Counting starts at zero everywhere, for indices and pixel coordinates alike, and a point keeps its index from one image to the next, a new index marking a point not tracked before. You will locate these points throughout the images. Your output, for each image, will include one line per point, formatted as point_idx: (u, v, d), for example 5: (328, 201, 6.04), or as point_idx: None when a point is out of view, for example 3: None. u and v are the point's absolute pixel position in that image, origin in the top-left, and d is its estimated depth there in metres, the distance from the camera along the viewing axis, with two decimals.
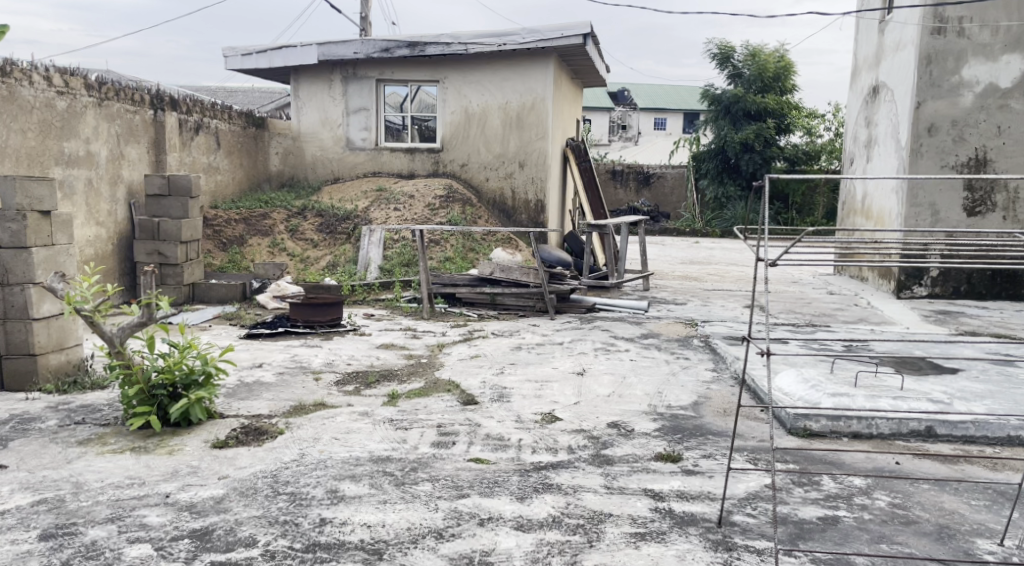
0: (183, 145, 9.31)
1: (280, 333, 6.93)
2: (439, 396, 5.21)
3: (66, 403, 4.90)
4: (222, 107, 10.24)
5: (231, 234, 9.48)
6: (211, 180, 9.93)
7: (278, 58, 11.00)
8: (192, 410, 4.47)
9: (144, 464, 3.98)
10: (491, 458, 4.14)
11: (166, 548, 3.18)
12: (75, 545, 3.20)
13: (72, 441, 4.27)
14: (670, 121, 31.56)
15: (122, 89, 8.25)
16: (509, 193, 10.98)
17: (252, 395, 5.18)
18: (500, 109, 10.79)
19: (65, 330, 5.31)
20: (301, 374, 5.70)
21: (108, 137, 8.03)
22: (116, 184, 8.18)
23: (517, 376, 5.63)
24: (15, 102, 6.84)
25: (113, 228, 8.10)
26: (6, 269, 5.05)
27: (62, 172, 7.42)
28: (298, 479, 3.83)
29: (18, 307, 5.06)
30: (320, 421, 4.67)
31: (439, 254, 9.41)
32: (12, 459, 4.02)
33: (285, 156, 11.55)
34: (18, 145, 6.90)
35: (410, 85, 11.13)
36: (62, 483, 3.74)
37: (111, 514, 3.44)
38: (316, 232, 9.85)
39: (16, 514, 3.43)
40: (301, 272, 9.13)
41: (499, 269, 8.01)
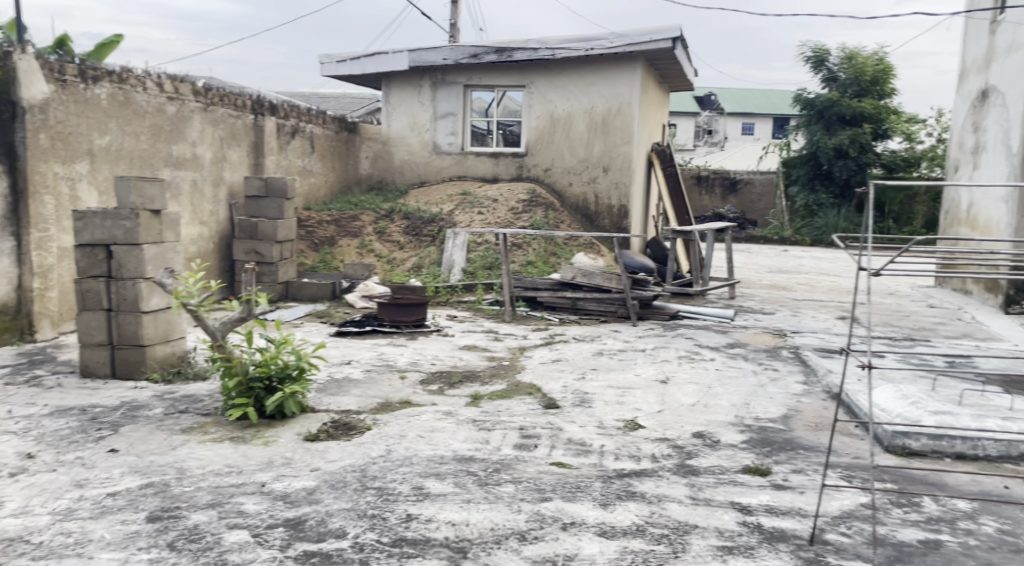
0: (281, 149, 9.70)
1: (367, 332, 7.11)
2: (521, 398, 5.25)
3: (170, 393, 5.16)
4: (318, 112, 10.61)
5: (323, 235, 9.80)
6: (305, 182, 10.30)
7: (370, 65, 11.33)
8: (286, 404, 4.66)
9: (242, 453, 4.16)
10: (573, 463, 4.14)
11: (261, 535, 3.29)
12: (179, 527, 3.33)
13: (176, 429, 4.49)
14: (759, 127, 30.84)
15: (226, 95, 8.66)
16: (592, 198, 10.90)
17: (340, 391, 5.33)
18: (585, 114, 10.77)
19: (171, 324, 5.60)
20: (388, 372, 5.84)
21: (213, 140, 8.43)
22: (219, 185, 8.57)
23: (600, 382, 5.60)
24: (131, 107, 7.27)
25: (214, 228, 8.49)
26: (120, 264, 5.37)
27: (170, 173, 7.83)
28: (385, 475, 3.93)
29: (129, 300, 5.36)
30: (406, 419, 4.77)
31: (521, 258, 9.50)
32: (123, 444, 4.26)
33: (374, 160, 11.87)
34: (131, 147, 7.31)
35: (496, 91, 11.25)
36: (168, 469, 3.94)
37: (211, 500, 3.60)
38: (403, 234, 10.04)
39: (126, 496, 3.63)
40: (387, 273, 9.34)
41: (581, 274, 7.94)
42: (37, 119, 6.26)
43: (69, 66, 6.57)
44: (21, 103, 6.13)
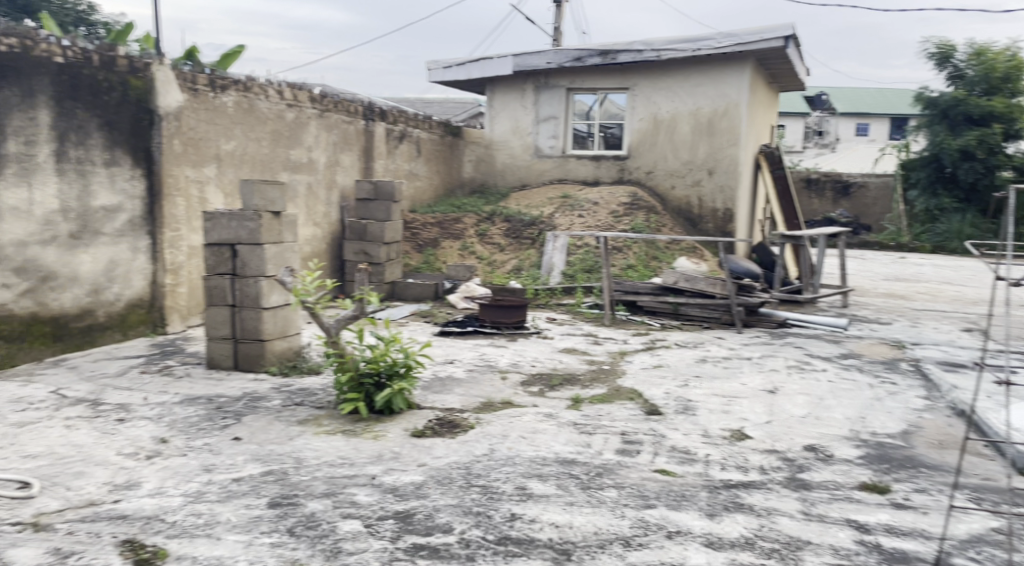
0: (389, 153, 10.00)
1: (469, 332, 7.22)
2: (622, 404, 5.21)
3: (287, 385, 5.41)
4: (424, 117, 10.86)
5: (427, 238, 10.03)
6: (411, 186, 10.56)
7: (475, 70, 11.52)
8: (395, 399, 4.80)
9: (353, 446, 4.31)
10: (678, 471, 4.07)
11: (373, 526, 3.40)
12: (297, 514, 3.48)
13: (293, 420, 4.70)
14: (874, 127, 29.40)
15: (340, 101, 9.00)
16: (695, 201, 10.69)
17: (444, 389, 5.44)
18: (690, 115, 10.57)
19: (288, 320, 5.86)
20: (489, 372, 5.92)
21: (327, 145, 8.77)
22: (332, 188, 8.90)
23: (704, 390, 5.49)
24: (254, 113, 7.66)
25: (327, 229, 8.83)
26: (244, 262, 5.68)
27: (288, 176, 8.20)
28: (489, 473, 3.98)
29: (251, 296, 5.66)
30: (509, 419, 4.83)
31: (621, 262, 9.42)
32: (246, 432, 4.50)
33: (477, 163, 12.03)
34: (254, 152, 7.70)
35: (598, 94, 11.22)
36: (286, 458, 4.14)
37: (326, 489, 3.75)
38: (503, 237, 10.13)
39: (249, 482, 3.83)
40: (488, 275, 9.44)
41: (683, 279, 7.78)
42: (172, 125, 6.68)
43: (200, 76, 6.99)
44: (158, 111, 6.55)
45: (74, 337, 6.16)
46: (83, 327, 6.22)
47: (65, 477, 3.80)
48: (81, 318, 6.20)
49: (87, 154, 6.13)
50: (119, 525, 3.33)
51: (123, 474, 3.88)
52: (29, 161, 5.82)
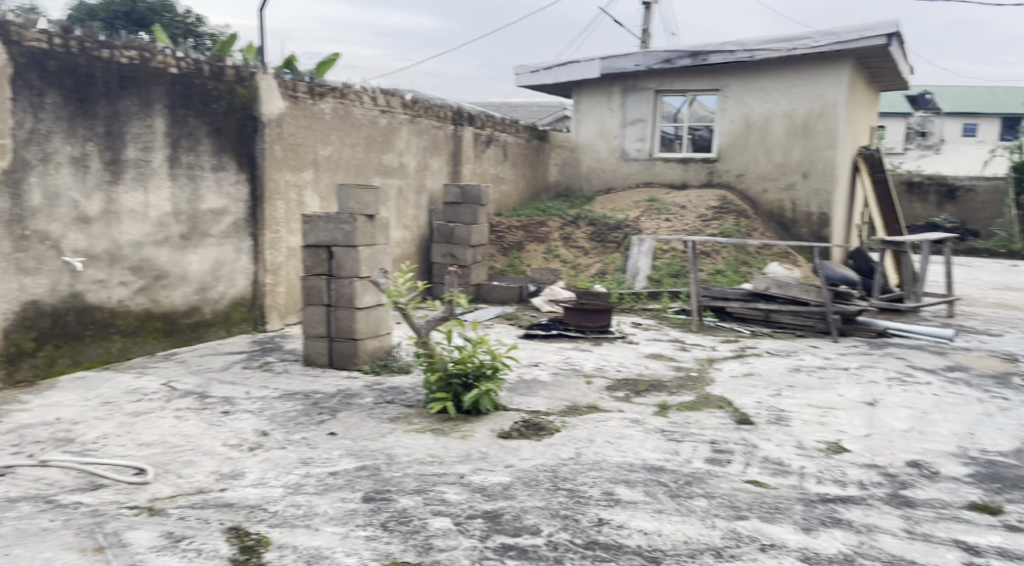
0: (476, 157, 10.12)
1: (554, 335, 7.23)
2: (711, 412, 5.11)
3: (378, 383, 5.55)
4: (512, 121, 10.94)
5: (512, 241, 10.11)
6: (497, 190, 10.66)
7: (563, 73, 11.52)
8: (482, 400, 4.85)
9: (442, 445, 4.39)
10: (771, 482, 3.97)
11: (463, 524, 3.45)
12: (390, 510, 3.57)
13: (384, 417, 4.82)
14: (983, 127, 27.85)
15: (430, 106, 9.17)
16: (788, 205, 10.37)
17: (530, 391, 5.47)
18: (784, 117, 10.28)
19: (380, 320, 6.02)
20: (574, 376, 5.91)
21: (417, 149, 8.95)
22: (421, 192, 9.08)
23: (798, 400, 5.33)
24: (349, 119, 7.89)
25: (415, 232, 9.01)
26: (339, 264, 5.86)
27: (380, 180, 8.41)
28: (577, 477, 3.98)
29: (345, 296, 5.83)
30: (595, 423, 4.81)
31: (709, 267, 9.24)
32: (340, 428, 4.64)
33: (563, 167, 12.03)
34: (349, 156, 7.93)
35: (687, 96, 11.07)
36: (378, 454, 4.24)
37: (417, 486, 3.83)
38: (588, 240, 10.07)
39: (344, 476, 3.95)
40: (572, 279, 9.42)
41: (775, 285, 7.55)
42: (274, 132, 6.97)
43: (300, 84, 7.26)
44: (261, 118, 6.86)
45: (182, 332, 6.48)
46: (191, 324, 6.54)
47: (176, 465, 4.01)
48: (189, 315, 6.52)
49: (196, 159, 6.43)
50: (225, 512, 3.49)
51: (228, 464, 4.06)
52: (146, 166, 6.07)
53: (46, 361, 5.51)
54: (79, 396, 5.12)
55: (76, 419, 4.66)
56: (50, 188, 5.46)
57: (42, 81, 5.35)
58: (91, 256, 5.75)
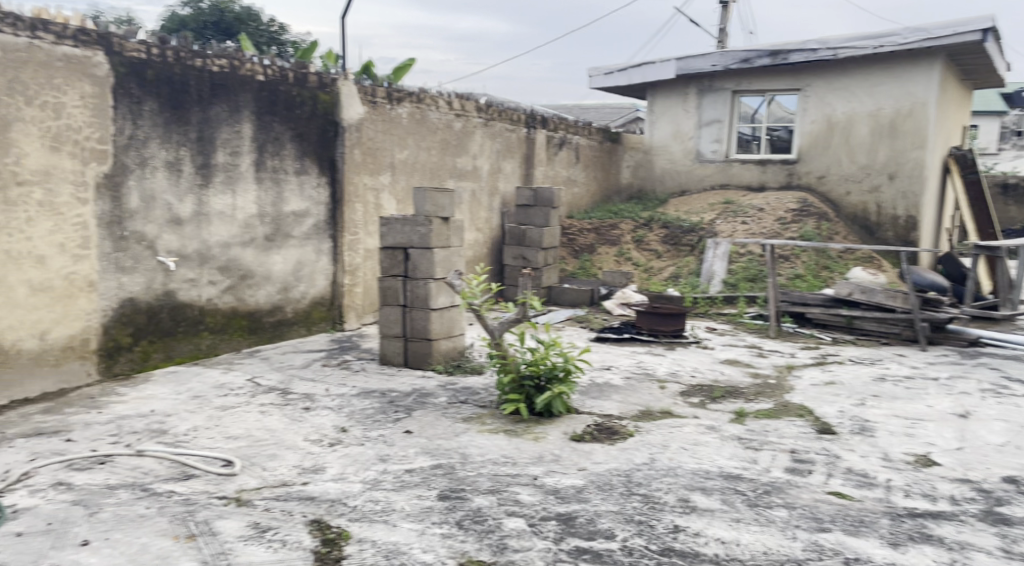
0: (549, 159, 10.13)
1: (626, 339, 7.17)
2: (790, 420, 4.98)
3: (452, 384, 5.62)
4: (585, 123, 10.91)
5: (584, 243, 10.09)
6: (569, 192, 10.65)
7: (637, 75, 11.42)
8: (554, 402, 4.85)
9: (515, 446, 4.41)
10: (854, 495, 3.85)
11: (537, 526, 3.46)
12: (466, 508, 3.61)
13: (458, 417, 4.88)
14: None
15: (504, 110, 9.23)
16: (873, 208, 9.99)
17: (603, 395, 5.44)
18: (870, 116, 9.93)
19: (453, 321, 6.09)
20: (647, 380, 5.84)
21: (491, 153, 9.02)
22: (494, 194, 9.15)
23: (883, 411, 5.14)
24: (425, 124, 8.02)
25: (488, 234, 9.09)
26: (415, 265, 5.96)
27: (454, 183, 8.51)
28: (651, 483, 3.94)
29: (420, 297, 5.92)
30: (669, 429, 4.75)
31: (788, 271, 9.01)
32: (415, 426, 4.72)
33: (636, 169, 11.92)
34: (425, 160, 8.06)
35: (766, 96, 10.82)
36: (453, 453, 4.30)
37: (491, 486, 3.86)
38: (661, 243, 9.95)
39: (420, 474, 4.01)
40: (645, 282, 9.32)
41: (858, 291, 7.33)
42: (353, 136, 7.17)
43: (379, 89, 7.43)
44: (341, 123, 7.06)
45: (266, 330, 6.70)
46: (274, 322, 6.76)
47: (262, 459, 4.15)
48: (272, 313, 6.74)
49: (281, 163, 6.64)
50: (308, 505, 3.60)
51: (310, 459, 4.18)
52: (234, 170, 6.30)
53: (141, 356, 5.77)
54: (171, 390, 5.35)
55: (169, 411, 4.88)
56: (147, 192, 5.70)
57: (140, 90, 5.59)
58: (183, 256, 6.00)
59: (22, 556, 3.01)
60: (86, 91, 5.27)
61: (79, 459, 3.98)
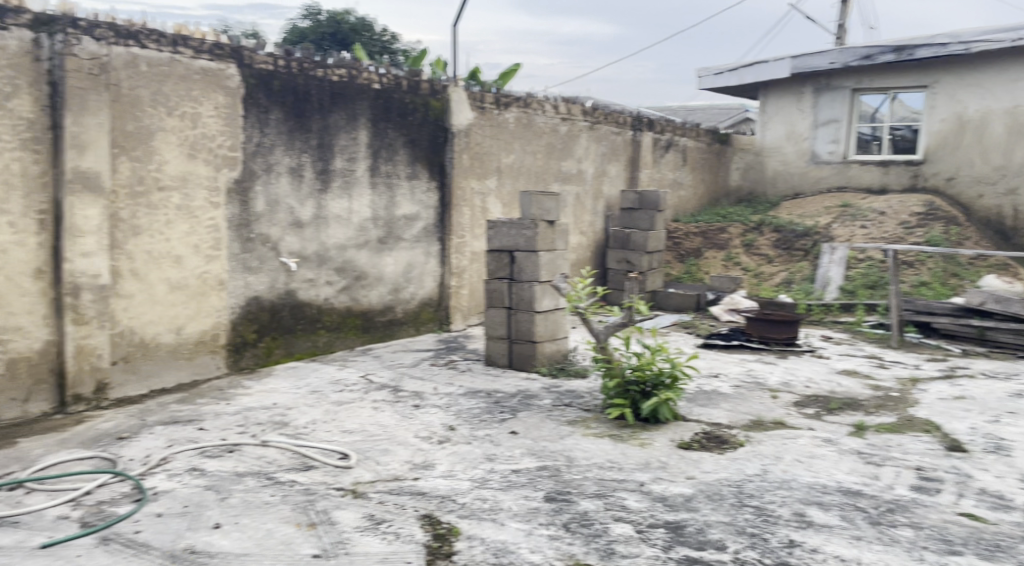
0: (655, 162, 10.01)
1: (735, 346, 6.99)
2: (915, 435, 4.73)
3: (557, 386, 5.65)
4: (693, 125, 10.71)
5: (690, 247, 9.93)
6: (676, 195, 10.48)
7: (749, 75, 11.11)
8: (660, 409, 4.79)
9: (621, 451, 4.38)
10: (988, 517, 3.61)
11: (645, 532, 3.43)
12: (572, 511, 3.62)
13: (563, 420, 4.90)
14: None
15: (610, 112, 9.18)
16: (1009, 212, 9.33)
17: (711, 403, 5.33)
18: (1006, 114, 9.29)
19: (557, 324, 6.12)
20: (758, 390, 5.68)
21: (596, 156, 9.00)
22: (598, 198, 9.12)
23: (1020, 429, 4.80)
24: (532, 128, 8.09)
25: (592, 237, 9.07)
26: (520, 268, 6.01)
27: (559, 187, 8.54)
28: (764, 495, 3.83)
29: (525, 300, 5.97)
30: (782, 440, 4.61)
31: (912, 278, 8.57)
32: (521, 427, 4.77)
33: (746, 172, 11.58)
34: (530, 164, 8.13)
35: (888, 94, 10.31)
36: (558, 455, 4.32)
37: (597, 490, 3.85)
38: (772, 248, 9.63)
39: (527, 474, 4.06)
40: (754, 288, 9.05)
41: (992, 300, 6.86)
42: (462, 141, 7.32)
43: (487, 95, 7.57)
44: (451, 129, 7.23)
45: (378, 329, 6.93)
46: (385, 322, 6.98)
47: (375, 453, 4.30)
48: (384, 313, 6.96)
49: (393, 168, 6.86)
50: (420, 500, 3.70)
51: (420, 455, 4.30)
52: (351, 175, 6.55)
53: (265, 351, 6.09)
54: (291, 385, 5.62)
55: (290, 405, 5.13)
56: (272, 196, 6.01)
57: (267, 99, 5.90)
58: (304, 257, 6.28)
59: (162, 536, 3.23)
60: (220, 101, 5.61)
61: (211, 446, 4.24)
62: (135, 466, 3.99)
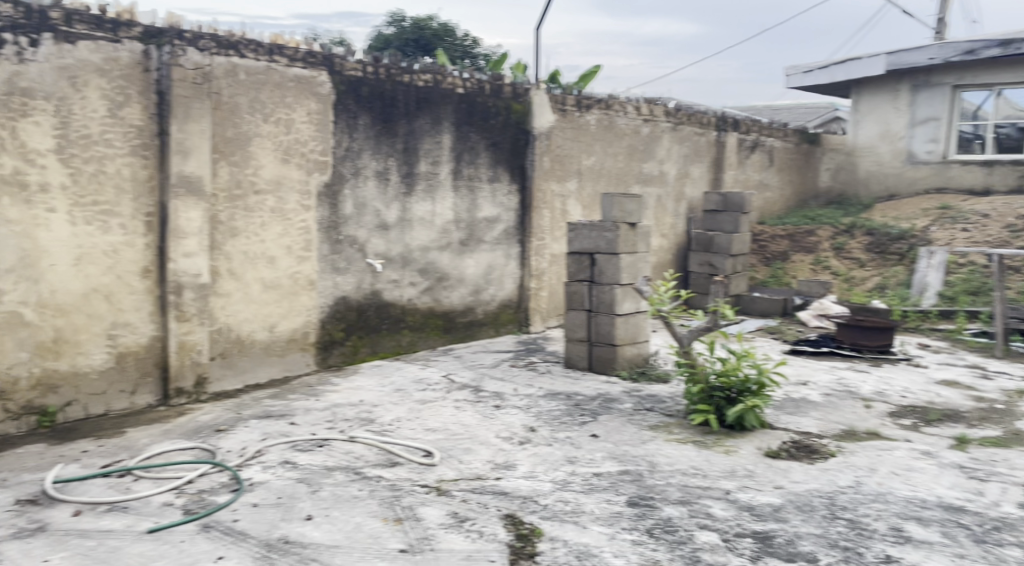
0: (740, 163, 9.79)
1: (825, 352, 6.78)
2: (1022, 450, 4.48)
3: (638, 390, 5.60)
4: (780, 125, 10.43)
5: (776, 251, 9.67)
6: (761, 197, 10.23)
7: (840, 72, 10.75)
8: (746, 416, 4.68)
9: (705, 458, 4.31)
10: None
11: (731, 541, 3.36)
12: (656, 517, 3.59)
13: (644, 425, 4.85)
14: None
15: (693, 113, 9.04)
16: None
17: (799, 411, 5.19)
18: None
19: (638, 327, 6.06)
20: (850, 399, 5.48)
21: (678, 157, 8.88)
22: (680, 199, 8.99)
23: None
24: (613, 130, 8.05)
25: (674, 240, 8.95)
26: (601, 270, 5.98)
27: (640, 188, 8.47)
28: (857, 508, 3.70)
29: (606, 303, 5.94)
30: (876, 451, 4.44)
31: (1018, 284, 8.10)
32: (602, 431, 4.75)
33: (836, 172, 11.18)
34: (611, 166, 8.10)
35: (993, 90, 9.84)
36: (641, 460, 4.28)
37: (681, 497, 3.80)
38: (864, 251, 9.28)
39: (609, 478, 4.04)
40: (845, 293, 8.74)
41: None
42: (543, 144, 7.35)
43: (569, 97, 7.57)
44: (533, 132, 7.27)
45: (459, 330, 7.02)
46: (466, 323, 7.07)
47: (458, 452, 4.36)
48: (465, 314, 7.05)
49: (476, 171, 6.94)
50: (502, 500, 3.74)
51: (502, 455, 4.34)
52: (435, 178, 6.67)
53: (351, 350, 6.26)
54: (376, 383, 5.75)
55: (375, 402, 5.26)
56: (360, 199, 6.17)
57: (356, 105, 6.07)
58: (389, 259, 6.43)
59: (258, 525, 3.37)
60: (312, 108, 5.80)
61: (302, 440, 4.39)
62: (232, 457, 4.17)
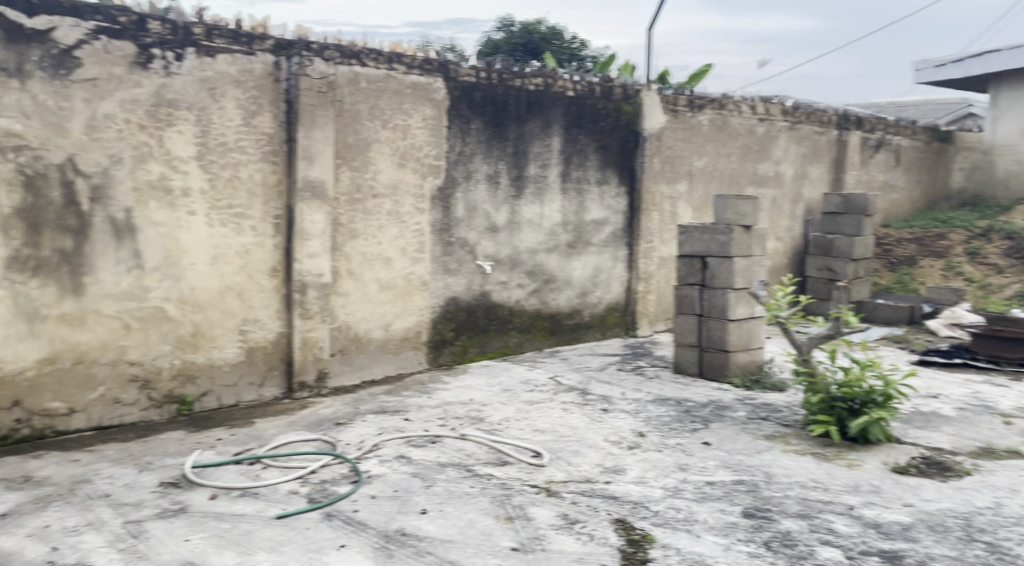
0: (863, 163, 9.35)
1: (957, 364, 6.37)
2: None
3: (753, 398, 5.44)
4: (908, 122, 9.88)
5: (902, 255, 9.15)
6: (886, 199, 9.73)
7: (976, 65, 10.08)
8: (871, 428, 4.46)
9: (826, 471, 4.14)
10: None
11: (856, 559, 3.22)
12: (773, 530, 3.48)
13: (759, 434, 4.71)
14: None
15: (813, 111, 8.70)
16: None
17: (929, 425, 4.91)
18: None
19: (752, 333, 5.88)
20: (987, 414, 5.13)
21: (796, 157, 8.57)
22: (797, 201, 8.68)
23: None
24: (727, 130, 7.86)
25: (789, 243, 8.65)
26: (713, 274, 5.85)
27: (754, 190, 8.23)
28: (997, 531, 3.46)
29: (718, 307, 5.81)
30: (1018, 472, 4.14)
31: None
32: (714, 438, 4.65)
33: (971, 172, 10.47)
34: (724, 167, 7.91)
35: None
36: (756, 471, 4.16)
37: (801, 511, 3.67)
38: (1003, 256, 8.67)
39: (722, 487, 3.95)
40: (980, 301, 8.21)
41: None
42: (654, 145, 7.27)
43: (681, 97, 7.45)
44: (643, 133, 7.20)
45: (566, 332, 7.03)
46: (573, 325, 7.07)
47: (566, 454, 4.38)
48: (572, 316, 7.06)
49: (585, 174, 6.93)
50: (613, 504, 3.72)
51: (611, 459, 4.32)
52: (544, 181, 6.71)
53: (461, 349, 6.39)
54: (486, 382, 5.84)
55: (485, 401, 5.34)
56: (471, 203, 6.29)
57: (469, 110, 6.19)
58: (499, 261, 6.52)
59: (376, 516, 3.49)
60: (428, 113, 5.96)
61: (415, 436, 4.52)
62: (350, 450, 4.34)
